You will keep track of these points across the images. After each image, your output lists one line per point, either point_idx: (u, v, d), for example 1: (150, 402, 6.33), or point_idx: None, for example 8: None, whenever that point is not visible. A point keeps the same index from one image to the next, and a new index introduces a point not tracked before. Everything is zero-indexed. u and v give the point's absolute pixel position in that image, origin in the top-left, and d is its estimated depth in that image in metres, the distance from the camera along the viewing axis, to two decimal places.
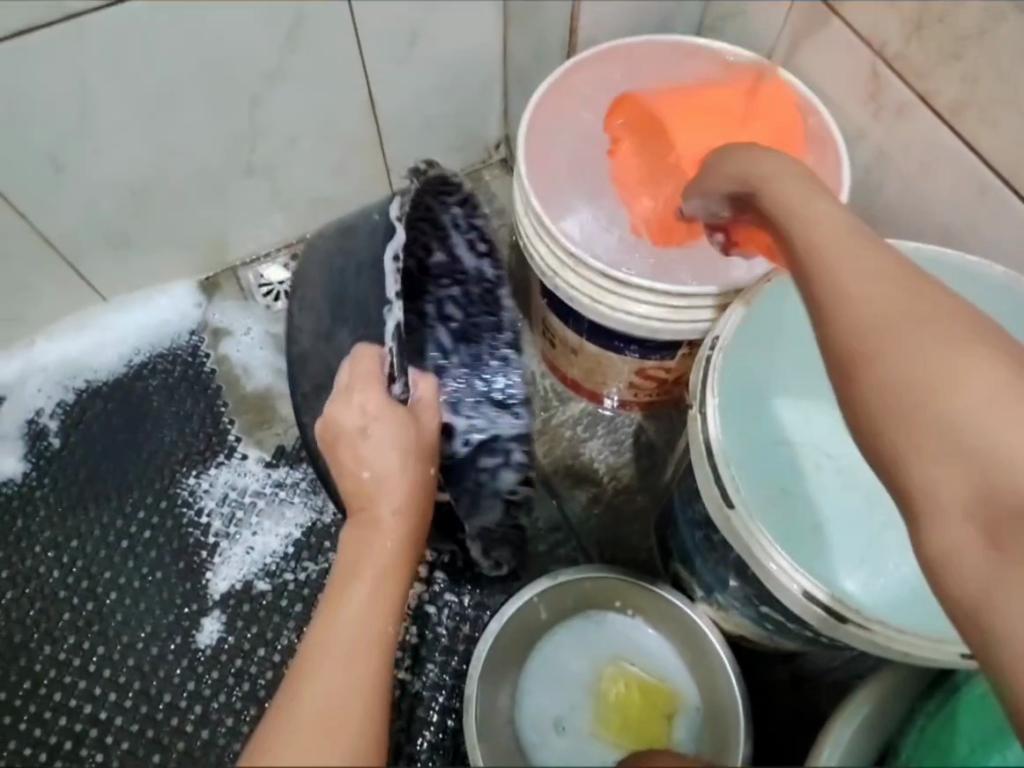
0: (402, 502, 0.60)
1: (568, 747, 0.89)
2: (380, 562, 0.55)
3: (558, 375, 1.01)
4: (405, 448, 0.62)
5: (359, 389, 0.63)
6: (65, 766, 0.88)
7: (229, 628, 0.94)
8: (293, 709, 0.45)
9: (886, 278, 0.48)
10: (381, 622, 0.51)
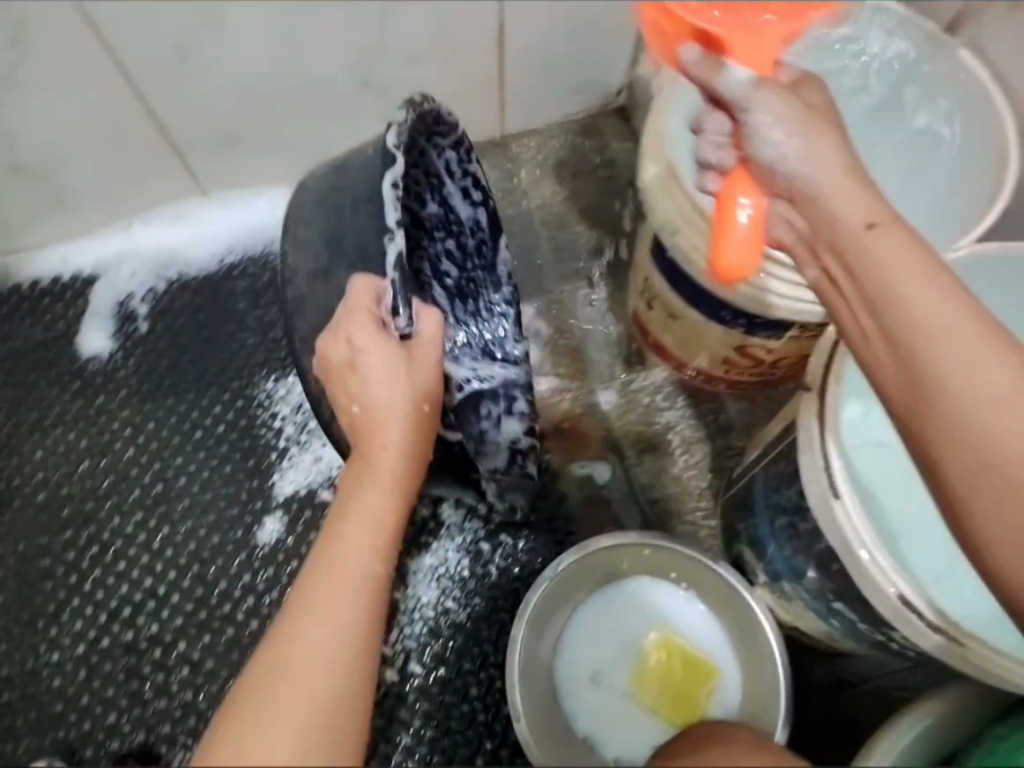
0: (392, 440, 0.64)
1: (602, 701, 0.89)
2: (372, 511, 0.60)
3: (647, 341, 0.97)
4: (402, 378, 0.65)
5: (349, 324, 0.63)
6: (122, 630, 0.92)
7: (289, 530, 0.96)
8: (282, 649, 0.50)
9: (965, 320, 0.50)
10: (368, 564, 0.56)
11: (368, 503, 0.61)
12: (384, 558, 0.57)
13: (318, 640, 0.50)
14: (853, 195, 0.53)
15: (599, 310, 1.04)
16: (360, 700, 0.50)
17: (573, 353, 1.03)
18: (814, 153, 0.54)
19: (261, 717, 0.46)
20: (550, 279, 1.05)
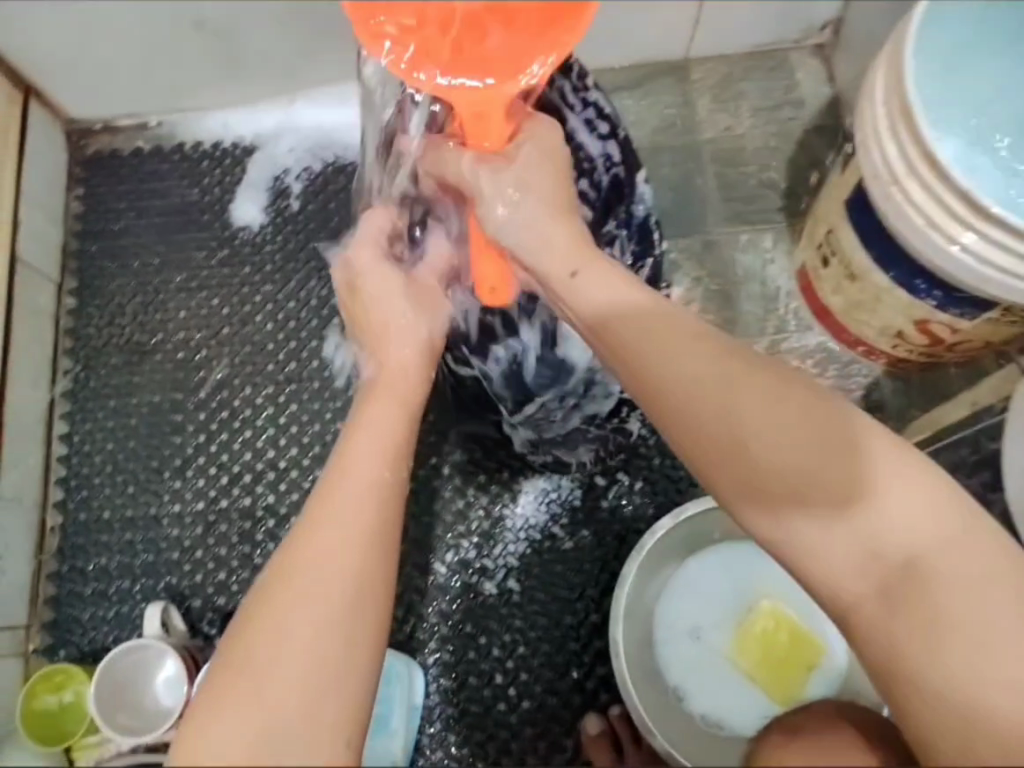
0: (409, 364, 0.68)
1: (697, 657, 0.87)
2: (383, 421, 0.63)
3: (809, 300, 0.94)
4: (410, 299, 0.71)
5: (369, 255, 0.72)
6: (241, 495, 0.94)
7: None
8: (297, 563, 0.54)
9: (699, 361, 0.56)
10: (380, 469, 0.60)
11: (382, 419, 0.63)
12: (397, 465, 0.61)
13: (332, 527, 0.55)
14: (577, 256, 0.64)
15: (758, 260, 0.98)
16: (367, 624, 0.53)
17: (723, 301, 0.98)
18: (551, 222, 0.65)
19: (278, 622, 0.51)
20: (711, 220, 1.00)
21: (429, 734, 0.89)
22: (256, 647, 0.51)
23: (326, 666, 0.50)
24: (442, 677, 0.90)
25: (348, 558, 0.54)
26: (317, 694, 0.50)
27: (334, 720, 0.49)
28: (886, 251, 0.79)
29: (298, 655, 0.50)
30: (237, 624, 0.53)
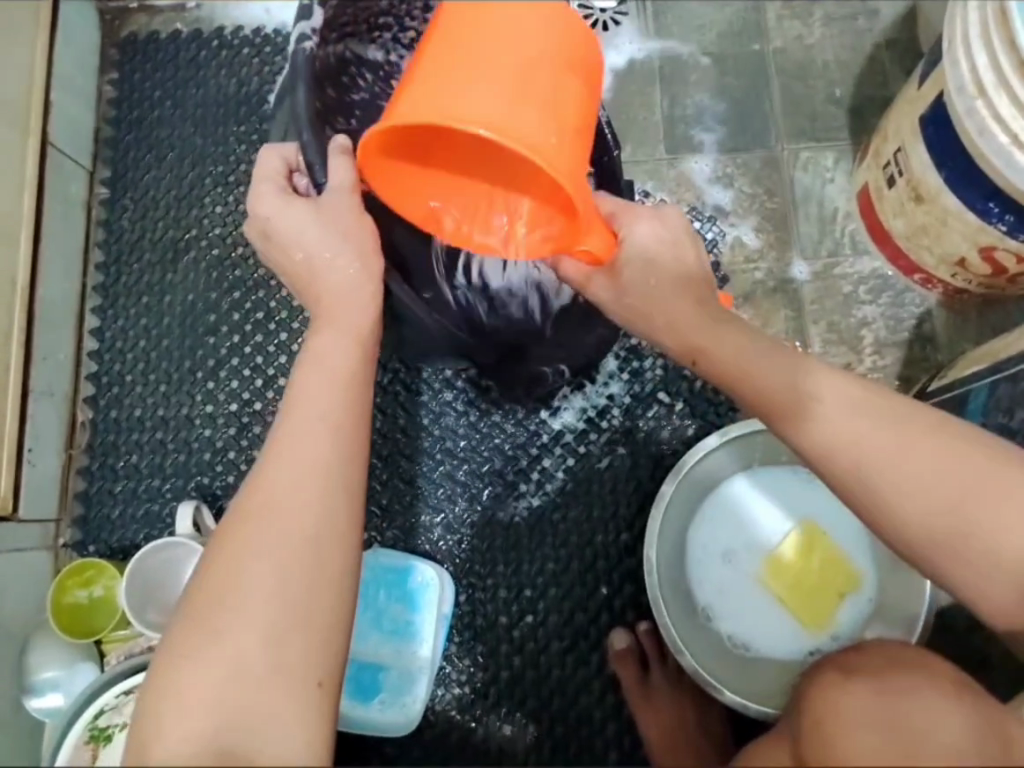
0: (356, 288, 0.64)
1: (731, 579, 0.87)
2: (339, 362, 0.60)
3: (868, 222, 0.91)
4: (317, 216, 0.64)
5: (262, 204, 0.66)
6: (274, 399, 0.93)
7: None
8: (254, 505, 0.54)
9: (772, 363, 0.60)
10: (332, 412, 0.58)
11: (338, 352, 0.61)
12: (350, 406, 0.59)
13: (288, 470, 0.55)
14: (702, 335, 0.62)
15: (818, 180, 0.95)
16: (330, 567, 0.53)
17: (778, 220, 0.95)
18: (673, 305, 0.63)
19: (238, 558, 0.52)
20: (774, 135, 0.96)
21: (456, 642, 0.90)
22: (206, 608, 0.51)
23: (292, 613, 0.51)
24: (469, 588, 0.90)
25: (304, 498, 0.54)
26: (283, 645, 0.50)
27: (304, 663, 0.50)
28: (958, 168, 0.75)
29: (258, 608, 0.51)
30: (191, 587, 0.53)
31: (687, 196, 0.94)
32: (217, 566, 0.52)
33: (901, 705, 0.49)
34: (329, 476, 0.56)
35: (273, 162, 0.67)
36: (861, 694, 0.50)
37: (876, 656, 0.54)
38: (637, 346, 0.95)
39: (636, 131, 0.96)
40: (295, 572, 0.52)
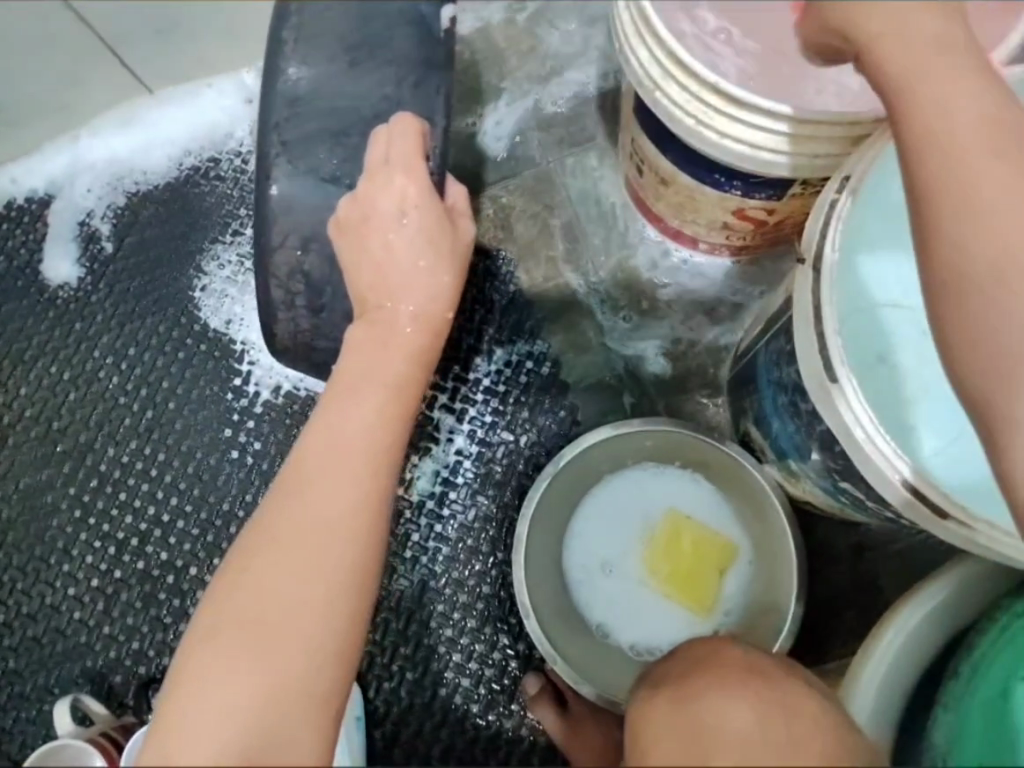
0: (425, 313, 0.66)
1: (614, 588, 0.88)
2: (388, 382, 0.64)
3: (644, 210, 0.93)
4: (425, 235, 0.66)
5: (407, 162, 0.65)
6: (134, 559, 0.92)
7: (268, 442, 0.94)
8: (304, 512, 0.57)
9: (925, 72, 0.52)
10: (384, 441, 0.61)
11: (381, 374, 0.64)
12: (388, 450, 0.61)
13: (329, 492, 0.58)
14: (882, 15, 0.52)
15: (589, 181, 0.98)
16: (353, 605, 0.56)
17: (563, 230, 0.97)
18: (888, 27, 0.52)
19: (277, 569, 0.55)
20: (536, 151, 0.98)
21: (380, 736, 0.90)
22: (256, 593, 0.54)
23: (318, 640, 0.54)
24: (378, 679, 0.91)
25: (346, 528, 0.57)
26: (320, 655, 0.54)
27: (334, 684, 0.54)
28: (679, 151, 0.75)
29: (309, 607, 0.54)
30: (241, 557, 0.56)
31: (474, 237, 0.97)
32: (255, 566, 0.55)
33: (687, 709, 0.45)
34: (367, 511, 0.59)
35: (418, 132, 0.66)
36: (655, 711, 0.46)
37: (683, 663, 0.51)
38: (467, 395, 0.95)
39: None
40: (351, 579, 0.56)
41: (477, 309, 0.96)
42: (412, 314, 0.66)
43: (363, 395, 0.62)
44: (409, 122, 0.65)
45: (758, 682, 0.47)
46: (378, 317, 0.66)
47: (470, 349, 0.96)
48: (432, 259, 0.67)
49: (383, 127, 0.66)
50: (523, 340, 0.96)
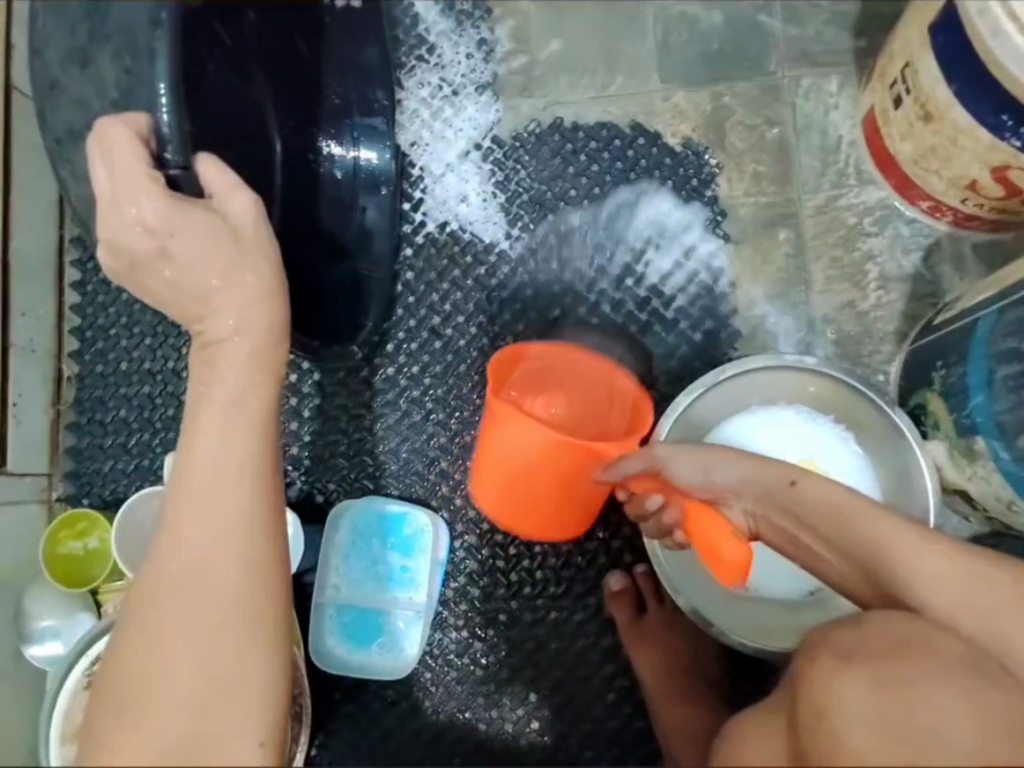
0: (246, 325, 0.58)
1: None
2: (249, 397, 0.57)
3: (874, 150, 0.88)
4: (220, 245, 0.58)
5: (115, 182, 0.56)
6: None
7: (420, 276, 0.92)
8: (172, 551, 0.52)
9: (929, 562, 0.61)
10: (253, 447, 0.55)
11: (243, 384, 0.57)
12: (258, 448, 0.56)
13: (200, 520, 0.53)
14: None
15: (821, 106, 0.92)
16: (249, 627, 0.51)
17: (776, 148, 0.92)
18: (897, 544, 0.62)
19: (156, 624, 0.50)
20: (773, 60, 0.93)
21: (452, 588, 0.89)
22: (144, 669, 0.49)
23: (216, 677, 0.49)
24: (465, 534, 0.89)
25: (217, 555, 0.52)
26: (218, 693, 0.49)
27: (240, 720, 0.49)
28: (973, 81, 0.71)
29: (189, 671, 0.49)
30: (121, 643, 0.51)
31: (680, 130, 0.92)
32: (133, 635, 0.51)
33: (906, 696, 0.46)
34: (242, 523, 0.53)
35: (127, 142, 0.55)
36: (864, 687, 0.47)
37: (877, 635, 0.52)
38: (631, 284, 0.91)
39: (627, 62, 0.94)
40: (225, 633, 0.50)
41: (664, 202, 0.91)
42: (236, 327, 0.58)
43: (225, 388, 0.57)
44: (105, 129, 0.55)
45: (966, 681, 0.49)
46: (209, 340, 0.59)
47: (647, 240, 0.91)
48: (228, 269, 0.58)
49: (91, 147, 0.56)
50: (702, 247, 0.91)
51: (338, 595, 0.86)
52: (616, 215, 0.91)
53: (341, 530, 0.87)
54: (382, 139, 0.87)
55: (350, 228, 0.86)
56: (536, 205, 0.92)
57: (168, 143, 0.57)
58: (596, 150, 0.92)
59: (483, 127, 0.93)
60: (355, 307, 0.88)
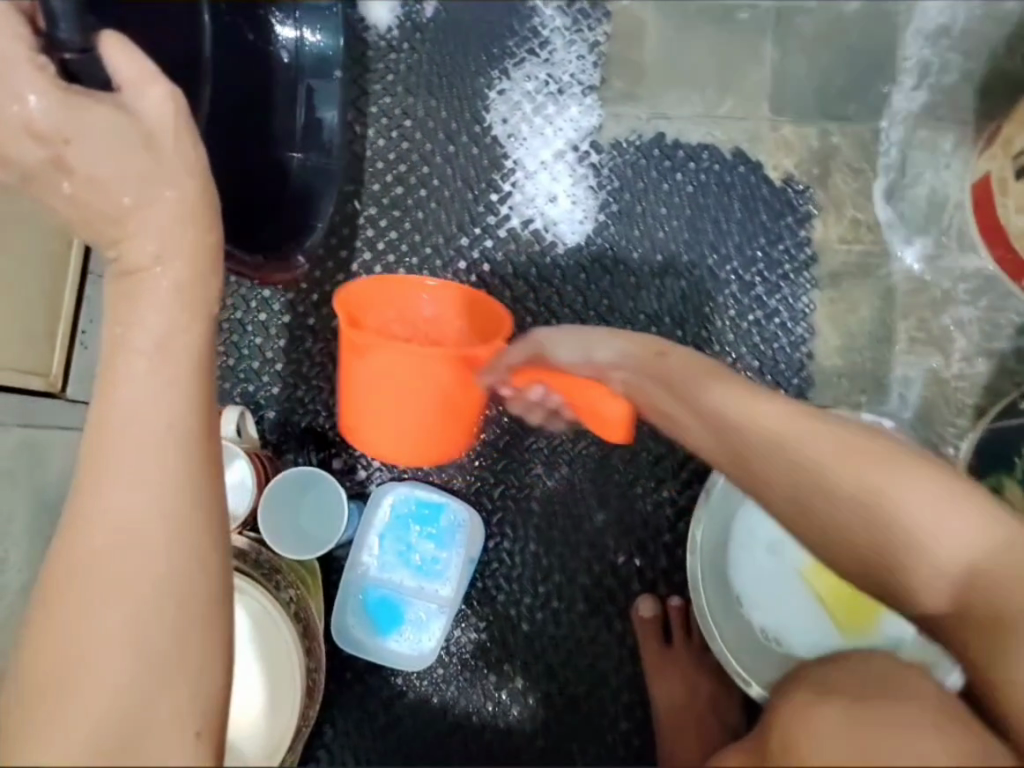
0: (167, 251, 0.54)
1: (770, 569, 0.83)
2: (175, 341, 0.51)
3: (981, 218, 0.85)
4: (101, 133, 0.53)
5: (7, 72, 0.54)
6: (328, 319, 0.91)
7: (383, 212, 0.91)
8: (92, 516, 0.47)
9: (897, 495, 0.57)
10: (182, 398, 0.50)
11: (167, 325, 0.51)
12: (189, 400, 0.50)
13: (122, 480, 0.47)
14: None
15: (934, 161, 0.89)
16: (180, 596, 0.47)
17: (881, 199, 0.89)
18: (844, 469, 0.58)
19: (75, 596, 0.46)
20: (892, 108, 0.90)
21: (479, 589, 0.88)
22: (67, 650, 0.45)
23: (145, 654, 0.45)
24: (500, 537, 0.88)
25: (142, 520, 0.47)
26: (150, 671, 0.45)
27: (173, 697, 0.46)
28: None
29: (112, 652, 0.45)
30: (41, 621, 0.47)
31: (785, 164, 0.90)
32: (51, 606, 0.46)
33: (874, 730, 0.42)
34: (169, 482, 0.48)
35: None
36: (839, 725, 0.43)
37: (868, 678, 0.47)
38: (708, 314, 0.89)
39: (742, 85, 0.91)
40: (155, 606, 0.46)
41: (757, 235, 0.89)
42: (158, 255, 0.54)
43: (153, 331, 0.51)
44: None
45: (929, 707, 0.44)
46: (131, 268, 0.54)
47: (731, 272, 0.89)
48: (137, 179, 0.54)
49: None
50: (786, 288, 0.89)
51: (365, 576, 0.86)
52: (704, 241, 0.89)
53: (380, 512, 0.87)
54: (327, 14, 0.82)
55: (297, 118, 0.85)
56: (625, 217, 0.90)
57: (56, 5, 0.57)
58: (694, 172, 0.90)
59: (584, 129, 0.91)
60: (306, 202, 0.85)
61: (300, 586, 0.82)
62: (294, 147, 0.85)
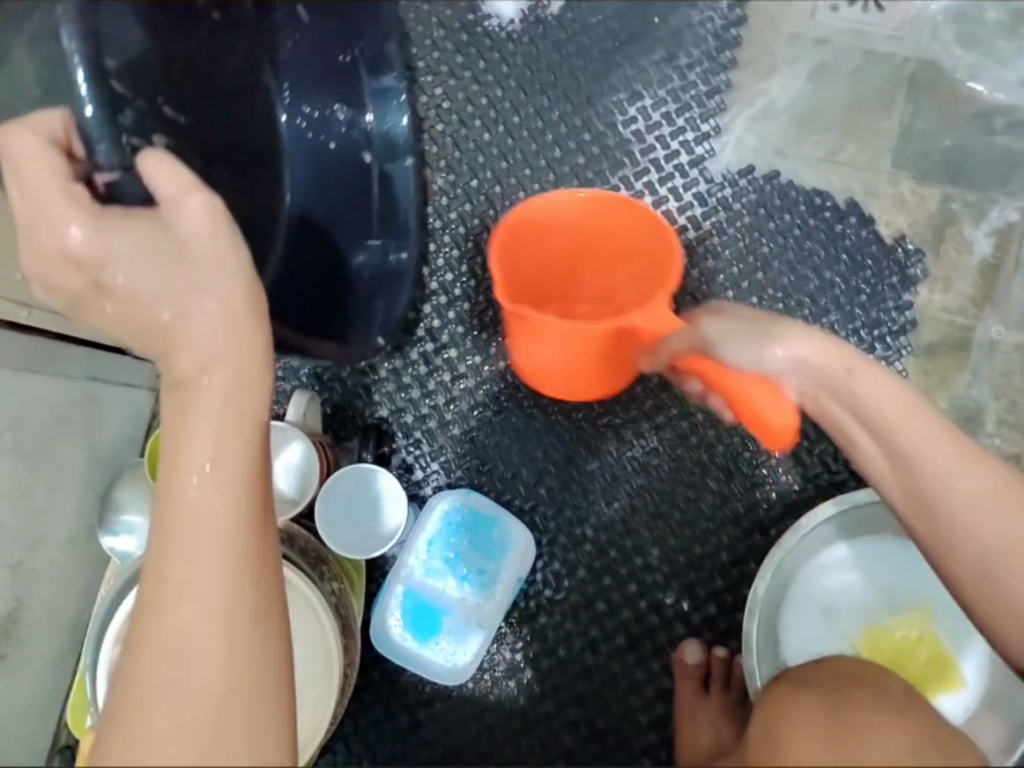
0: (215, 358, 0.49)
1: (823, 637, 0.81)
2: (234, 437, 0.48)
3: None
4: (148, 252, 0.49)
5: (42, 209, 0.50)
6: (406, 310, 0.89)
7: (476, 212, 0.89)
8: (152, 624, 0.44)
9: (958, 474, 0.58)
10: (244, 496, 0.47)
11: (221, 429, 0.48)
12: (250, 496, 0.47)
13: (183, 584, 0.44)
14: None
15: None
16: (245, 700, 0.44)
17: (989, 272, 0.86)
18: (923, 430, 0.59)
19: (137, 710, 0.43)
20: (1016, 180, 0.86)
21: (520, 608, 0.86)
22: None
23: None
24: (548, 559, 0.87)
25: (205, 626, 0.44)
26: None
27: None
28: None
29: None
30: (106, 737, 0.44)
31: (898, 221, 0.87)
32: (114, 718, 0.43)
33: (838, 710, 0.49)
34: (233, 587, 0.45)
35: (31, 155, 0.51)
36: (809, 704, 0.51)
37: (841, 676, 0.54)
38: None
39: (864, 132, 0.88)
40: (226, 715, 0.43)
41: (858, 290, 0.86)
42: (205, 362, 0.49)
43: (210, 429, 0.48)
44: (13, 141, 0.52)
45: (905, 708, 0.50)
46: (180, 380, 0.49)
47: (827, 323, 0.86)
48: (176, 290, 0.49)
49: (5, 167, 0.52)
50: (880, 348, 0.86)
51: (407, 582, 0.84)
52: (803, 287, 0.86)
53: (430, 520, 0.85)
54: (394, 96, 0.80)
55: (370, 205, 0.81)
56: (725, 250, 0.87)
57: (98, 140, 0.54)
58: (803, 215, 0.87)
59: (697, 154, 0.88)
60: (374, 294, 0.82)
61: (343, 580, 0.80)
62: (365, 239, 0.81)
